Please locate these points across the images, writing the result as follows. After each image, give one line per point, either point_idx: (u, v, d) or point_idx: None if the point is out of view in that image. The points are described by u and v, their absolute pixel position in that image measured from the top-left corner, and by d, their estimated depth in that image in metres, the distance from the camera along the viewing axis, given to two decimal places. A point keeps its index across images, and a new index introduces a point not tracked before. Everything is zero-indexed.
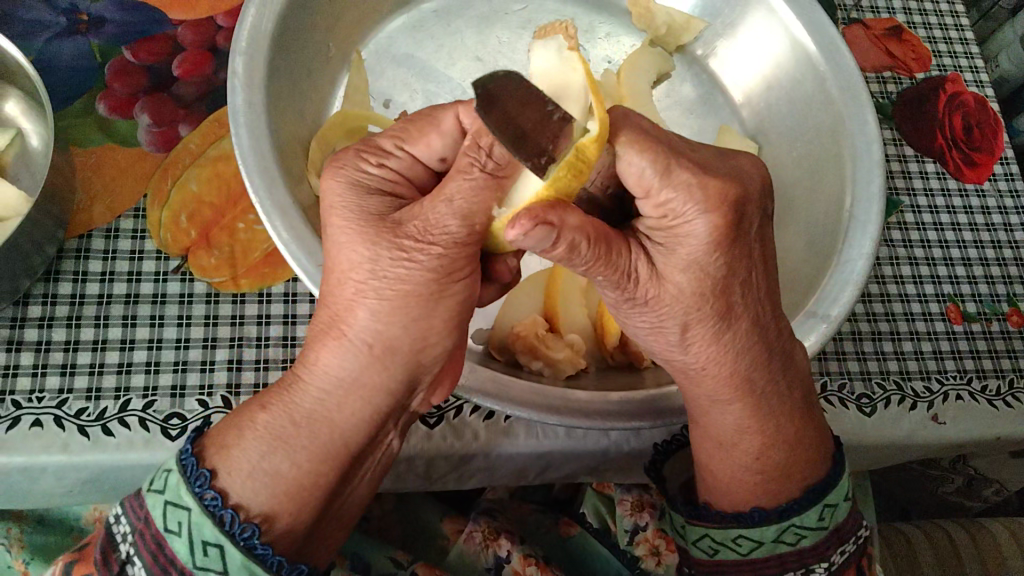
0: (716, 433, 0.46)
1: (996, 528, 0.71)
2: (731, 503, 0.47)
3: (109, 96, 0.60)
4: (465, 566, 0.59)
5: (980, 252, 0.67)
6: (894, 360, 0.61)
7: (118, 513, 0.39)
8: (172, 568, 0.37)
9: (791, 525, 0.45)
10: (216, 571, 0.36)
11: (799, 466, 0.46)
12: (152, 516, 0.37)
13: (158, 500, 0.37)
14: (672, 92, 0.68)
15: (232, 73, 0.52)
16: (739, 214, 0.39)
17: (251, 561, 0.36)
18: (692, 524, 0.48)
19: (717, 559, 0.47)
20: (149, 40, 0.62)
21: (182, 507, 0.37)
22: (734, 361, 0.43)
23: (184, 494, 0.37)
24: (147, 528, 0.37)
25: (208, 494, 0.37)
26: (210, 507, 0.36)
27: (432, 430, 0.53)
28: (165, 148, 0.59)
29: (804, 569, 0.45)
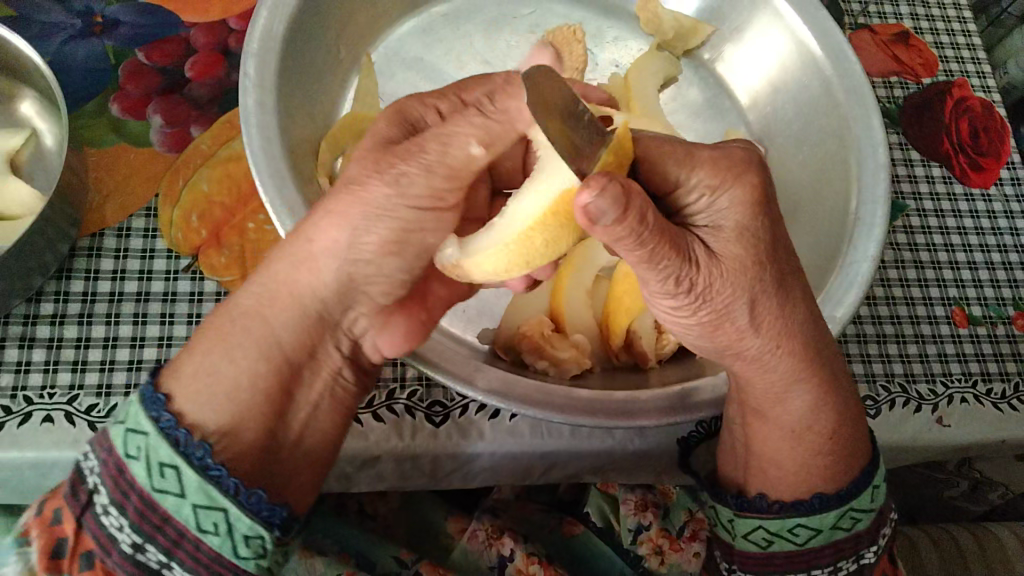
0: (786, 420, 0.46)
1: (1001, 532, 0.71)
2: (789, 492, 0.48)
3: (122, 96, 0.60)
4: (469, 565, 0.59)
5: (986, 256, 0.67)
6: (900, 363, 0.61)
7: (88, 451, 0.37)
8: (131, 495, 0.35)
9: (848, 510, 0.46)
10: (174, 493, 0.35)
11: (853, 450, 0.47)
12: (113, 445, 0.36)
13: (118, 429, 0.36)
14: (679, 96, 0.69)
15: (243, 74, 0.52)
16: (766, 181, 0.41)
17: (209, 484, 0.35)
18: (741, 517, 0.49)
19: (769, 551, 0.48)
20: (163, 43, 0.62)
21: (140, 431, 0.36)
22: (804, 338, 0.44)
23: (142, 419, 0.36)
24: (109, 458, 0.36)
25: (164, 416, 0.36)
26: (170, 432, 0.36)
27: (437, 429, 0.54)
28: (177, 149, 0.60)
29: (854, 555, 0.47)
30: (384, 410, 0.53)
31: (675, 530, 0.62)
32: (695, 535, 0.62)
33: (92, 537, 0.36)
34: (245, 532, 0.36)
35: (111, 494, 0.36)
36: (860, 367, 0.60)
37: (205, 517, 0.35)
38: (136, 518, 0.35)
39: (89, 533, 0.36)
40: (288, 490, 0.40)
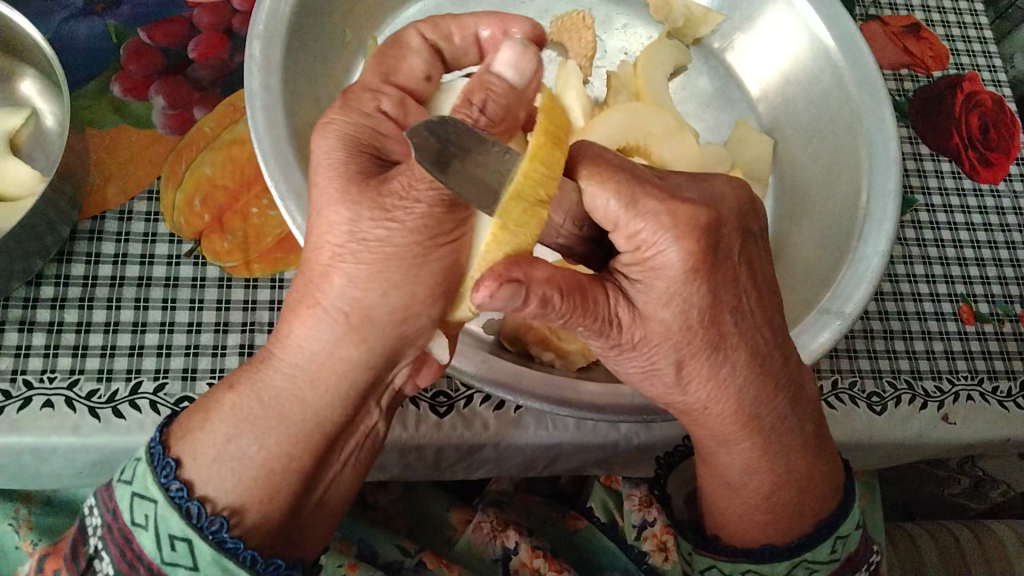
0: (725, 469, 0.46)
1: (1002, 529, 0.71)
2: (741, 537, 0.48)
3: (124, 77, 0.59)
4: (474, 557, 0.59)
5: (993, 252, 0.66)
6: (906, 360, 0.60)
7: (91, 505, 0.39)
8: (140, 564, 0.36)
9: (802, 560, 0.47)
10: (185, 566, 0.36)
11: (811, 501, 0.47)
12: (120, 509, 0.37)
13: (126, 492, 0.37)
14: (689, 85, 0.68)
15: (248, 56, 0.51)
16: (713, 241, 0.38)
17: (221, 555, 0.35)
18: (698, 554, 0.50)
19: None
20: (165, 22, 0.61)
21: (149, 500, 0.37)
22: (739, 397, 0.42)
23: (151, 485, 0.37)
24: (115, 521, 0.37)
25: (173, 485, 0.36)
26: (176, 498, 0.36)
27: (442, 419, 0.53)
28: (179, 131, 0.59)
29: None
30: None
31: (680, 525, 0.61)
32: None
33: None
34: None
35: (120, 560, 0.37)
36: (845, 362, 0.59)
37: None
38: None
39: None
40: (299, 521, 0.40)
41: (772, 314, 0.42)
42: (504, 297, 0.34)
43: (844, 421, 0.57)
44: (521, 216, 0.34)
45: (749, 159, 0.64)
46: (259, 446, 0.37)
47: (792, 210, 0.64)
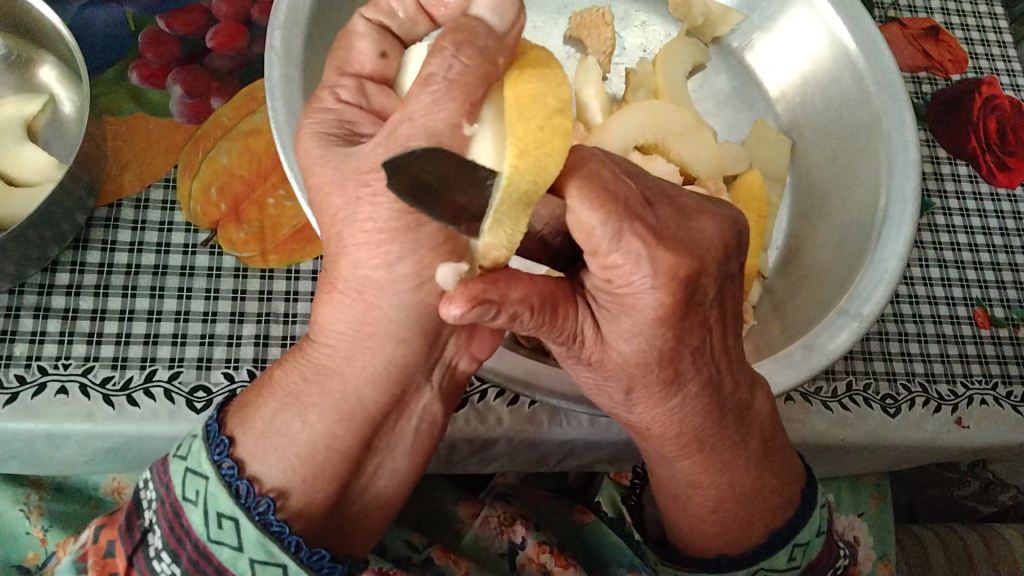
0: (672, 484, 0.47)
1: (1010, 534, 0.70)
2: (697, 546, 0.48)
3: (142, 64, 0.59)
4: (480, 549, 0.59)
5: (1009, 257, 0.66)
6: (920, 363, 0.60)
7: (146, 479, 0.38)
8: (185, 542, 0.36)
9: (759, 568, 0.47)
10: (229, 546, 0.35)
11: (762, 516, 0.47)
12: (172, 483, 0.36)
13: (180, 467, 0.37)
14: (706, 83, 0.68)
15: (269, 46, 0.51)
16: (690, 291, 0.36)
17: (267, 539, 0.35)
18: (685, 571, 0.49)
19: None
20: (183, 10, 0.61)
21: (201, 476, 0.36)
22: (682, 423, 0.42)
23: (203, 462, 0.36)
24: (167, 495, 0.36)
25: (225, 463, 0.36)
26: (227, 476, 0.36)
27: (456, 413, 0.53)
28: (196, 120, 0.58)
29: None
30: None
31: None
32: None
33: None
34: None
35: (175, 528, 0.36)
36: (860, 363, 0.59)
37: (259, 569, 0.35)
38: (188, 566, 0.36)
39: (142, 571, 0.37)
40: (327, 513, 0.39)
41: (731, 344, 0.42)
42: (474, 318, 0.33)
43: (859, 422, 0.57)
44: (536, 137, 0.33)
45: (767, 159, 0.64)
46: (308, 434, 0.37)
47: (807, 211, 0.64)
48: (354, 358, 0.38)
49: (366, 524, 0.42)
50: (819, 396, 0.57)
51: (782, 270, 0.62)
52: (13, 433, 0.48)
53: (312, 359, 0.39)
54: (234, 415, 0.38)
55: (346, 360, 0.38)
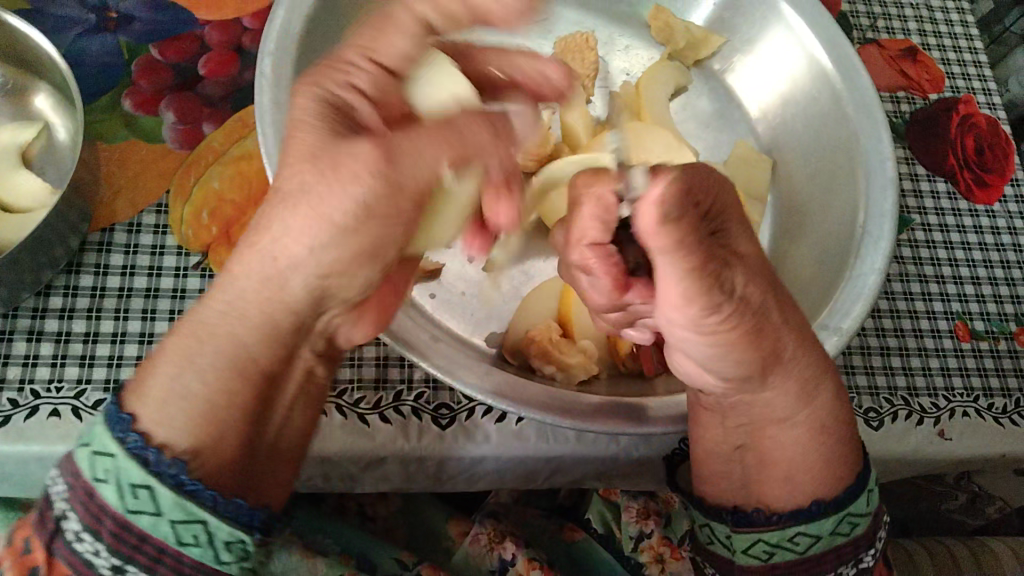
0: (776, 434, 0.48)
1: (998, 547, 0.71)
2: (783, 501, 0.47)
3: (135, 92, 0.61)
4: (470, 567, 0.60)
5: (989, 271, 0.67)
6: (902, 376, 0.61)
7: (54, 475, 0.37)
8: (103, 520, 0.35)
9: (846, 515, 0.45)
10: (149, 513, 0.35)
11: (821, 479, 0.46)
12: (80, 468, 0.36)
13: (84, 451, 0.36)
14: (689, 105, 0.69)
15: (260, 73, 0.53)
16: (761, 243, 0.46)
17: (185, 499, 0.35)
18: (737, 533, 0.47)
19: (770, 563, 0.46)
20: (176, 39, 0.63)
21: (107, 454, 0.35)
22: (813, 360, 0.47)
23: (108, 441, 0.35)
24: (76, 482, 0.36)
25: (129, 437, 0.35)
26: (135, 449, 0.35)
27: (444, 431, 0.54)
28: (189, 146, 0.60)
29: (855, 561, 0.45)
30: (391, 411, 0.54)
31: (676, 539, 0.63)
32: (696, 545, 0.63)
33: (66, 564, 0.35)
34: (224, 537, 0.36)
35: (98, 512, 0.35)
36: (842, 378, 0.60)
37: (183, 530, 0.35)
38: (111, 542, 0.35)
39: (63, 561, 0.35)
40: (271, 493, 0.40)
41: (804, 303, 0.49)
42: (676, 197, 0.37)
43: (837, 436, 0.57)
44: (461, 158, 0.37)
45: (749, 178, 0.65)
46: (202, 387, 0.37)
47: (789, 228, 0.65)
48: (244, 308, 0.38)
49: (275, 479, 0.42)
50: None
51: None
52: (5, 455, 0.49)
53: (203, 319, 0.38)
54: (131, 390, 0.37)
55: (239, 318, 0.38)
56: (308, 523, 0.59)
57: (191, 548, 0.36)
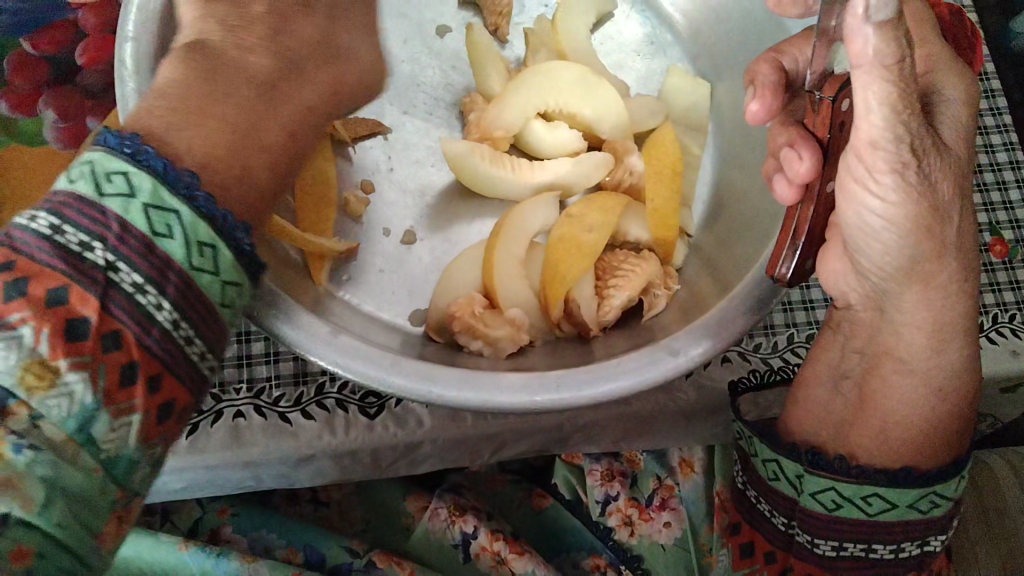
0: (883, 408, 0.47)
1: (992, 460, 0.64)
2: (867, 455, 0.48)
3: (10, 92, 0.56)
4: (431, 543, 0.58)
5: (996, 175, 0.63)
6: (988, 292, 0.59)
7: (52, 216, 0.30)
8: (120, 234, 0.30)
9: (932, 491, 0.46)
10: (211, 274, 0.32)
11: (922, 453, 0.47)
12: (124, 218, 0.30)
13: (128, 199, 0.30)
14: (616, 34, 0.63)
15: (120, 63, 0.47)
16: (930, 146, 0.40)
17: (198, 224, 0.32)
18: (809, 475, 0.47)
19: (836, 514, 0.47)
20: (49, 28, 0.58)
21: (168, 208, 0.31)
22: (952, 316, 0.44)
23: (166, 194, 0.31)
24: (111, 231, 0.30)
25: (197, 194, 0.32)
26: (201, 204, 0.32)
27: (373, 421, 0.51)
28: (73, 144, 0.56)
29: (920, 538, 0.47)
30: (314, 406, 0.51)
31: (644, 498, 0.60)
32: (665, 504, 0.60)
33: (121, 318, 0.29)
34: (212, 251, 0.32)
35: (53, 440, 0.27)
36: (799, 314, 0.57)
37: (157, 218, 0.31)
38: (147, 270, 0.30)
39: (117, 314, 0.29)
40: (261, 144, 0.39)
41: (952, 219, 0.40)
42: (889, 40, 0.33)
43: (821, 358, 0.50)
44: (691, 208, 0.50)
45: (688, 110, 0.60)
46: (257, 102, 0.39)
47: (733, 153, 0.59)
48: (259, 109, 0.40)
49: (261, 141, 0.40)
50: (757, 355, 0.56)
51: (709, 225, 0.58)
52: None
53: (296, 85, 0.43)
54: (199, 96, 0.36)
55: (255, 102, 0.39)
56: (250, 519, 0.58)
57: (204, 277, 0.32)
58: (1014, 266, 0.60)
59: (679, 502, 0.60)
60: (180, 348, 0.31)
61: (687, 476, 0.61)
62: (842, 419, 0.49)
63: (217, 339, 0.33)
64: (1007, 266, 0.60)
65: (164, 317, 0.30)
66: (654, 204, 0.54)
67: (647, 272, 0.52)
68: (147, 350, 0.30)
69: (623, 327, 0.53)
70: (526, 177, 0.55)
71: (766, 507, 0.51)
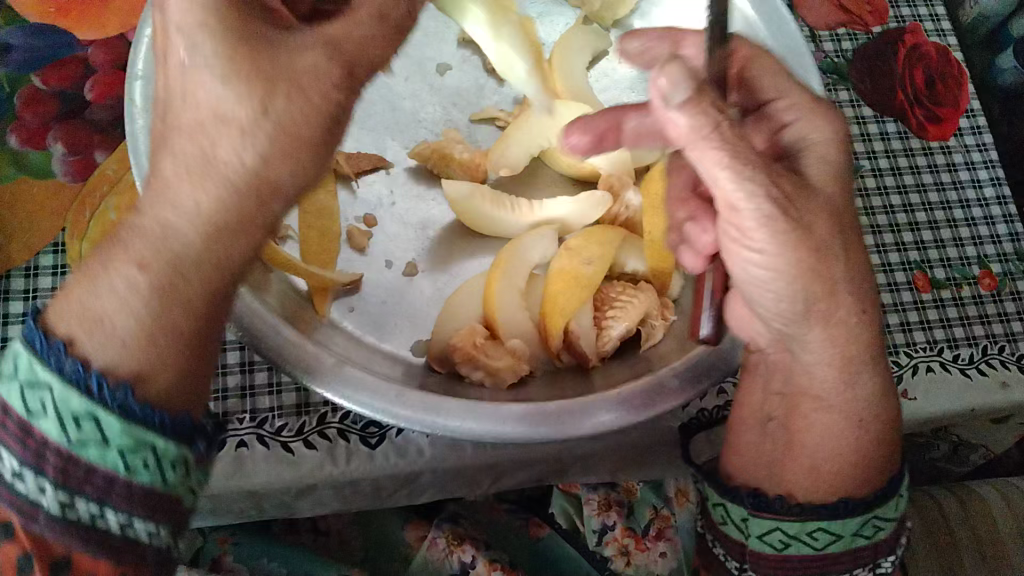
0: (806, 444, 0.44)
1: (985, 492, 0.65)
2: (800, 491, 0.44)
3: (20, 127, 0.57)
4: (430, 574, 0.59)
5: (984, 210, 0.64)
6: (979, 324, 0.60)
7: None
8: (8, 415, 0.31)
9: (873, 516, 0.43)
10: (94, 444, 0.31)
11: (859, 476, 0.43)
12: (8, 402, 0.31)
13: (10, 382, 0.32)
14: (609, 72, 0.64)
15: (130, 100, 0.49)
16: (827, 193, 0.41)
17: (133, 426, 0.31)
18: (754, 517, 0.44)
19: (785, 554, 0.43)
20: (59, 64, 0.59)
21: (42, 386, 0.31)
22: None
23: (70, 394, 0.31)
24: (4, 419, 0.31)
25: (69, 364, 0.31)
26: (97, 387, 0.31)
27: (374, 451, 0.51)
28: (81, 177, 0.57)
29: (873, 563, 0.44)
30: (316, 436, 0.51)
31: (640, 528, 0.62)
32: (661, 535, 0.61)
33: (9, 505, 0.31)
34: (173, 458, 0.32)
35: None
36: None
37: (32, 398, 0.31)
38: (59, 475, 0.31)
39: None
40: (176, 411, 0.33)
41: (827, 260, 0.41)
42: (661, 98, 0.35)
43: (747, 401, 0.49)
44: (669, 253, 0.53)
45: None
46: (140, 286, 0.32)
47: None
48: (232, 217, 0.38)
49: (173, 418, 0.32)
50: None
51: None
52: None
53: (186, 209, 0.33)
54: None
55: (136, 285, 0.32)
56: (252, 549, 0.58)
57: (142, 475, 0.31)
58: (1003, 299, 0.61)
59: (675, 533, 0.61)
60: (136, 539, 0.32)
61: (682, 506, 0.63)
62: (763, 458, 0.46)
63: (167, 513, 0.33)
64: (996, 299, 0.61)
65: (82, 507, 0.31)
66: (650, 236, 0.55)
67: (644, 303, 0.53)
68: (36, 534, 0.31)
69: (623, 357, 0.54)
70: (525, 216, 0.57)
71: (720, 551, 0.47)
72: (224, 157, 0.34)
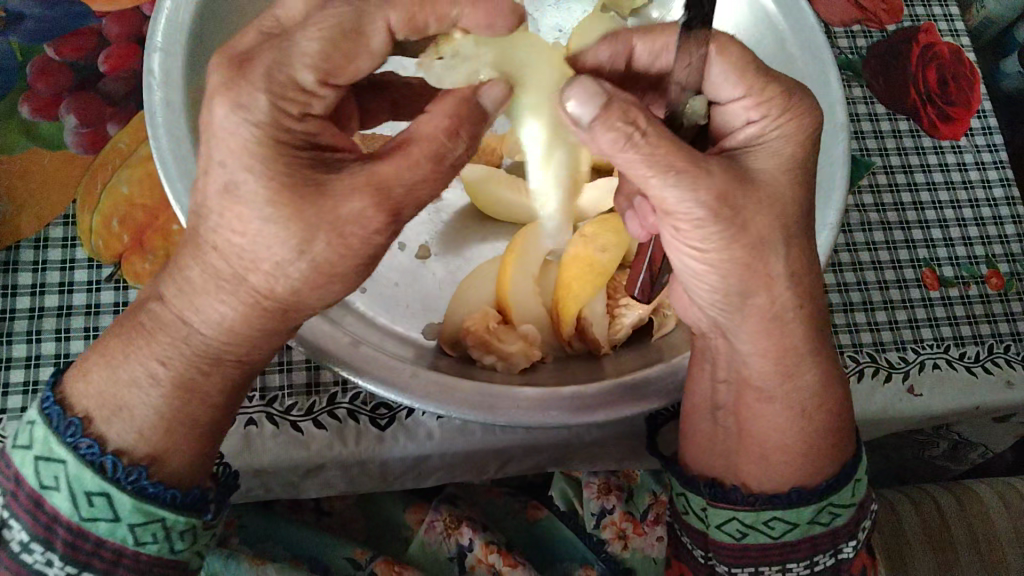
0: (761, 436, 0.45)
1: (981, 489, 0.65)
2: (758, 480, 0.46)
3: (32, 97, 0.57)
4: (428, 555, 0.58)
5: (993, 210, 0.65)
6: (985, 323, 0.60)
7: None
8: (55, 526, 0.37)
9: (830, 503, 0.44)
10: (106, 519, 0.37)
11: (818, 464, 0.45)
12: (23, 474, 0.37)
13: (27, 456, 0.37)
14: None
15: (147, 72, 0.48)
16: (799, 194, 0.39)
17: (143, 503, 0.37)
18: (713, 507, 0.46)
19: (743, 543, 0.45)
20: (73, 35, 0.58)
21: (56, 461, 0.37)
22: None
23: (87, 481, 0.36)
24: (19, 489, 0.37)
25: (82, 443, 0.37)
26: (88, 454, 0.36)
27: (383, 432, 0.52)
28: (94, 149, 0.56)
29: (834, 549, 0.45)
30: (326, 416, 0.51)
31: (638, 513, 0.61)
32: (658, 519, 0.61)
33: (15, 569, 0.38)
34: (181, 527, 0.38)
35: None
36: None
37: (45, 470, 0.37)
38: (66, 549, 0.37)
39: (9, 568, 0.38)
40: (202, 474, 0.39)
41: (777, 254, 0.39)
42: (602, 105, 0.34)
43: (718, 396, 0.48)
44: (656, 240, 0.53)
45: None
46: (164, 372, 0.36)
47: None
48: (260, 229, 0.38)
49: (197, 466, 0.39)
50: None
51: None
52: None
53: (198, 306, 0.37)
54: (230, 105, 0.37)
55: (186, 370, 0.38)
56: (257, 530, 0.58)
57: (149, 547, 0.38)
58: (1010, 298, 0.61)
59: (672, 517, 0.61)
60: None
61: None
62: (724, 447, 0.47)
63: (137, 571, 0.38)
64: (1003, 298, 0.61)
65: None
66: None
67: None
68: None
69: (634, 344, 0.54)
70: None
71: (686, 540, 0.49)
72: (258, 282, 0.35)
